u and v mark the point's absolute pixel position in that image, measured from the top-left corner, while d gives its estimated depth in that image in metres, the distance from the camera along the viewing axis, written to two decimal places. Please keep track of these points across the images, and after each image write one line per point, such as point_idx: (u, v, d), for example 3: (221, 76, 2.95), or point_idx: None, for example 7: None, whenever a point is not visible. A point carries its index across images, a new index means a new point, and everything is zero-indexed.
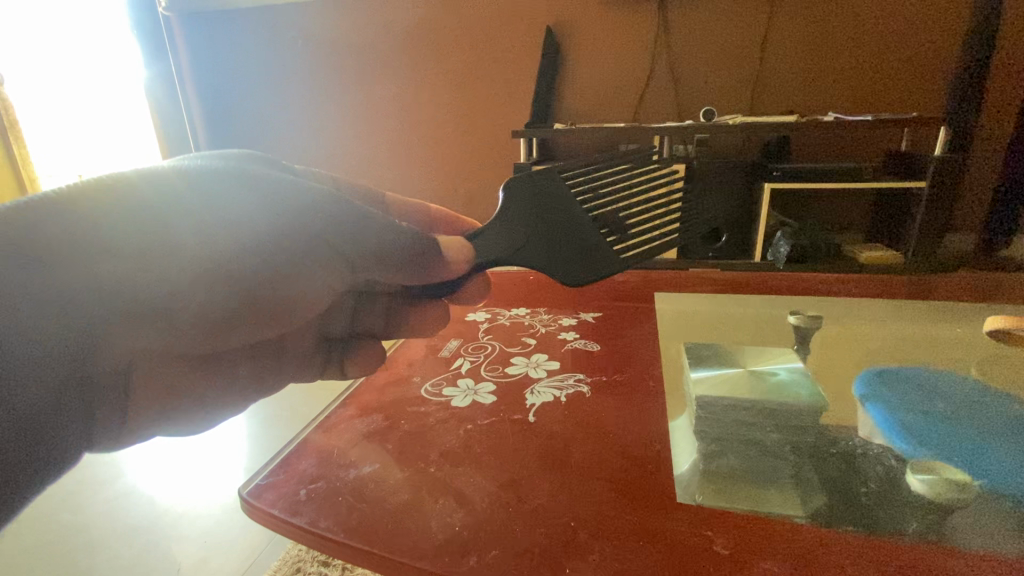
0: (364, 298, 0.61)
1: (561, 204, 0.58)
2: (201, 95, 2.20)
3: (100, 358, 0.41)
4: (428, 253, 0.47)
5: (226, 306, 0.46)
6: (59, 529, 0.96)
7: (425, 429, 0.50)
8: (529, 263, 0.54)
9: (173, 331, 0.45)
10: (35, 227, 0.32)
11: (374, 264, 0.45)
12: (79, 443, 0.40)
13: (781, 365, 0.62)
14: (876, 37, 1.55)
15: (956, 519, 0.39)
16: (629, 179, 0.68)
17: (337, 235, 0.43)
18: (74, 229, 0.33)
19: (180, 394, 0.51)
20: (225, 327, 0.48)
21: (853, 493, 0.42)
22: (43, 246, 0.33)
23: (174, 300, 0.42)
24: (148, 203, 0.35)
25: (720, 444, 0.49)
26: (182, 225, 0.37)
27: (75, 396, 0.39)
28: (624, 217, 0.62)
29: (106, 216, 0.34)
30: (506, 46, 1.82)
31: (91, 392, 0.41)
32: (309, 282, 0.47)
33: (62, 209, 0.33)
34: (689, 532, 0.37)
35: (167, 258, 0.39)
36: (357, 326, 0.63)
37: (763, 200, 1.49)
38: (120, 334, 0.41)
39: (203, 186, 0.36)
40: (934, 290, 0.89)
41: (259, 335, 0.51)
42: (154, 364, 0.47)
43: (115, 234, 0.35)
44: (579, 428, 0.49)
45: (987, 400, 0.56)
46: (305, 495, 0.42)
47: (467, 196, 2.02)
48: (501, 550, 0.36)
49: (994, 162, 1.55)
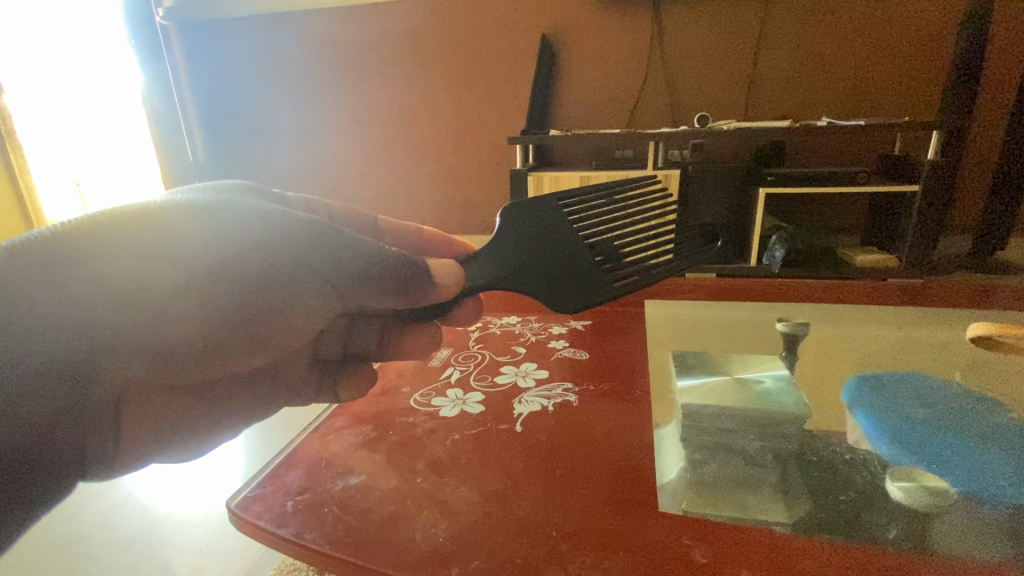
0: (356, 322, 0.62)
1: (557, 229, 0.58)
2: (198, 102, 2.22)
3: (92, 391, 0.39)
4: (418, 277, 0.48)
5: (217, 333, 0.45)
6: (55, 539, 0.96)
7: (413, 439, 0.51)
8: (519, 288, 0.55)
9: (157, 359, 0.44)
10: (36, 256, 0.33)
11: (361, 289, 0.46)
12: (74, 471, 0.40)
13: (765, 373, 0.62)
14: (869, 48, 1.57)
15: (936, 526, 0.40)
16: (623, 200, 0.68)
17: (328, 264, 0.44)
18: (69, 256, 0.34)
19: (174, 422, 0.51)
20: (217, 355, 0.48)
21: (834, 500, 0.43)
22: (41, 270, 0.34)
23: (167, 328, 0.42)
24: (143, 233, 0.36)
25: (705, 453, 0.50)
26: (180, 254, 0.38)
27: (69, 428, 0.38)
28: (620, 239, 0.61)
29: (102, 248, 0.35)
30: (503, 54, 1.83)
31: (87, 425, 0.40)
32: (295, 308, 0.47)
33: (64, 241, 0.34)
34: (668, 540, 0.38)
35: (162, 286, 0.39)
36: (350, 348, 0.63)
37: (759, 205, 1.50)
38: (113, 368, 0.41)
39: (198, 215, 0.38)
40: (925, 296, 0.90)
41: (248, 362, 0.51)
42: (147, 392, 0.47)
43: (109, 262, 0.36)
44: (565, 438, 0.50)
45: (975, 407, 0.57)
46: (292, 507, 0.42)
47: (464, 201, 2.02)
48: (483, 561, 0.36)
49: (987, 166, 1.56)
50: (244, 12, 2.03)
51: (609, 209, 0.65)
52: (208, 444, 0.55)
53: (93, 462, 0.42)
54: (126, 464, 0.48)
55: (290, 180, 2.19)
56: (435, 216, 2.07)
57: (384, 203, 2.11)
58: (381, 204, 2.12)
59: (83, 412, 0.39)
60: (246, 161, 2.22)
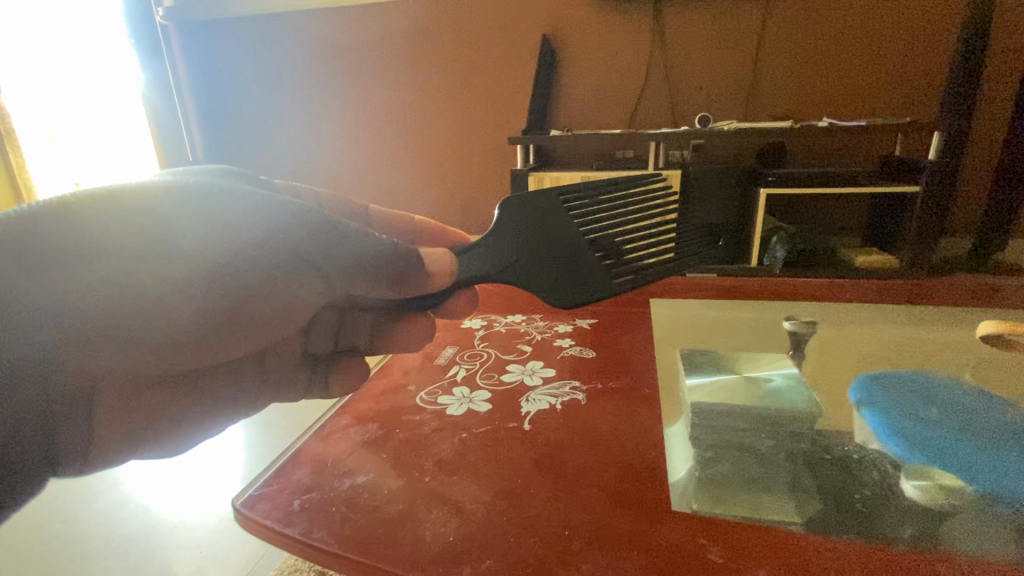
0: (348, 314, 0.63)
1: (555, 222, 0.57)
2: (198, 104, 2.20)
3: (57, 376, 0.40)
4: (410, 265, 0.47)
5: (199, 323, 0.45)
6: (53, 540, 0.95)
7: (419, 438, 0.50)
8: (513, 280, 0.54)
9: (139, 347, 0.44)
10: (21, 236, 0.33)
11: (347, 275, 0.45)
12: (42, 464, 0.40)
13: (777, 371, 0.61)
14: (871, 48, 1.57)
15: (951, 525, 0.39)
16: (622, 194, 0.67)
17: (317, 253, 0.43)
18: (57, 236, 0.34)
19: (158, 416, 0.50)
20: (201, 346, 0.48)
21: (848, 499, 0.43)
22: (31, 247, 0.34)
23: (153, 314, 0.42)
24: (135, 214, 0.36)
25: (715, 451, 0.49)
26: (170, 234, 0.38)
27: (35, 419, 0.39)
28: (620, 235, 0.60)
29: (92, 226, 0.35)
30: (505, 55, 1.82)
31: (54, 413, 0.41)
32: (281, 296, 0.47)
33: (57, 219, 0.34)
34: (683, 540, 0.37)
35: (150, 268, 0.39)
36: (341, 344, 0.64)
37: (761, 205, 1.49)
38: (83, 356, 0.41)
39: (197, 200, 0.37)
40: (926, 296, 0.91)
41: (237, 352, 0.52)
42: (123, 384, 0.47)
43: (97, 244, 0.36)
44: (573, 436, 0.49)
45: (983, 404, 0.56)
46: (298, 506, 0.42)
47: (466, 203, 2.02)
48: (495, 560, 0.36)
49: (989, 166, 1.56)
50: (246, 12, 2.02)
51: (611, 206, 0.64)
52: (197, 437, 0.55)
53: (63, 450, 0.43)
54: (103, 458, 0.48)
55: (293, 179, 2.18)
56: (437, 217, 2.06)
57: (384, 203, 2.11)
58: (381, 204, 2.11)
59: (51, 399, 0.40)
60: (247, 160, 2.21)
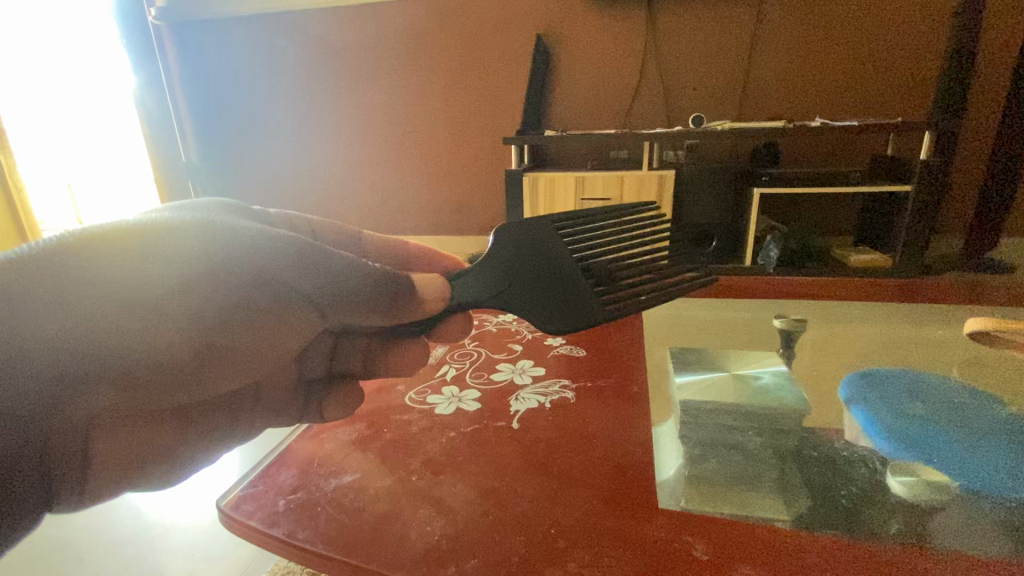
0: (341, 339, 0.59)
1: (549, 248, 0.54)
2: (191, 105, 2.19)
3: (54, 421, 0.37)
4: (401, 293, 0.47)
5: (194, 363, 0.43)
6: (42, 543, 0.94)
7: (407, 437, 0.50)
8: (509, 307, 0.52)
9: (136, 392, 0.42)
10: (26, 273, 0.32)
11: (340, 303, 0.45)
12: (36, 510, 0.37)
13: (766, 368, 0.62)
14: (863, 52, 1.58)
15: (937, 520, 0.40)
16: (617, 219, 0.66)
17: (313, 284, 0.43)
18: (60, 272, 0.33)
19: (172, 460, 0.48)
20: (197, 385, 0.46)
21: (834, 495, 0.43)
22: (30, 288, 0.33)
23: (149, 358, 0.40)
24: (142, 249, 0.35)
25: (704, 448, 0.50)
26: (167, 271, 0.37)
27: (29, 471, 0.36)
28: (614, 258, 0.59)
29: (91, 265, 0.34)
30: (499, 55, 1.82)
31: (52, 462, 0.38)
32: (274, 328, 0.46)
33: (58, 259, 0.33)
34: (669, 537, 0.37)
35: (149, 311, 0.38)
36: (336, 367, 0.59)
37: (753, 206, 1.49)
38: (82, 403, 0.39)
39: (199, 231, 0.37)
40: (917, 296, 0.92)
41: (232, 384, 0.49)
42: (124, 435, 0.44)
43: (103, 281, 0.35)
44: (562, 434, 0.49)
45: (973, 402, 0.56)
46: (283, 506, 0.42)
47: (460, 202, 2.02)
48: (480, 559, 0.36)
49: (979, 165, 1.56)
50: (239, 13, 2.01)
51: (611, 227, 0.64)
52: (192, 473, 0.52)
53: (57, 500, 0.39)
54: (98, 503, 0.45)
55: (286, 179, 2.17)
56: (431, 217, 2.07)
57: (379, 203, 2.10)
58: (376, 205, 2.11)
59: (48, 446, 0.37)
60: (241, 162, 2.20)
